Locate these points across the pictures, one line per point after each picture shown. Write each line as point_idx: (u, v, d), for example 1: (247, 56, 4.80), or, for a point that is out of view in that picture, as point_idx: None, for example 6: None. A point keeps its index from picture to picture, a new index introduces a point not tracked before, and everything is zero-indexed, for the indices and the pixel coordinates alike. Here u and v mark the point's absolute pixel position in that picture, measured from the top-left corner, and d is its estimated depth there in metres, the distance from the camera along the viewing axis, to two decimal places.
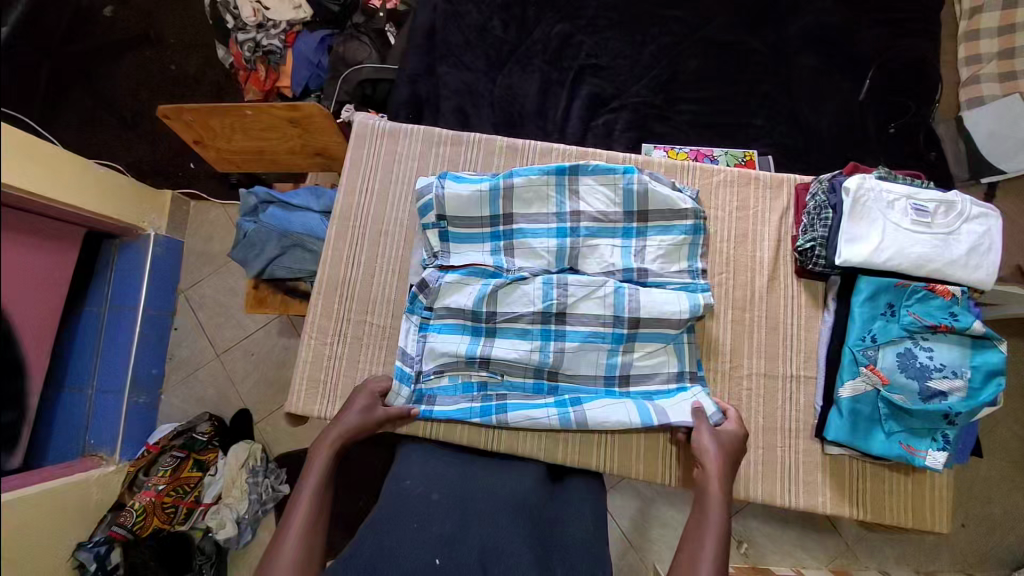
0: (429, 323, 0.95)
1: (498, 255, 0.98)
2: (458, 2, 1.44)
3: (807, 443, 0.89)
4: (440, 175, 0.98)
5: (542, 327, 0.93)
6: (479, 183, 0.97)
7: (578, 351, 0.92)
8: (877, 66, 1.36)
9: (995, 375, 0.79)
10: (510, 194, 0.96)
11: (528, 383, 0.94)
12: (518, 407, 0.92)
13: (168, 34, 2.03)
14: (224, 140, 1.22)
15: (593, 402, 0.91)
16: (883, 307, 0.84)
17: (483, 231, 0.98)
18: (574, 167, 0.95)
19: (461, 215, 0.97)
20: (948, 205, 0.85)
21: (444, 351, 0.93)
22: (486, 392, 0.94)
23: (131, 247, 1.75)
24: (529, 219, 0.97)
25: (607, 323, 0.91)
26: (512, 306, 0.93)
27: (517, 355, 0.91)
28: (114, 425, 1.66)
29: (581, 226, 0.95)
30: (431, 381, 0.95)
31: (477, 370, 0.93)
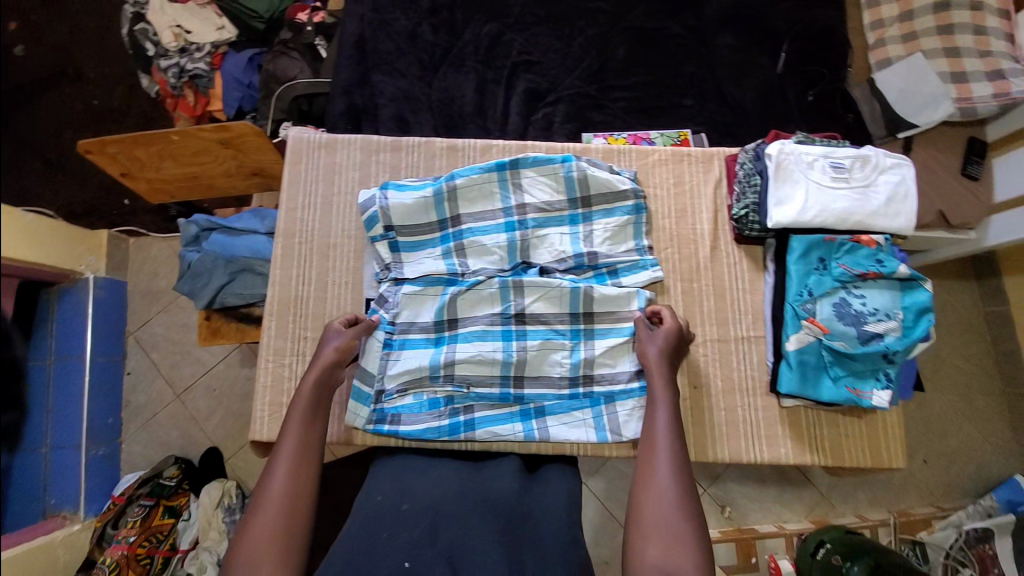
0: (392, 340, 0.94)
1: (450, 258, 0.98)
2: (384, 10, 1.43)
3: (764, 400, 0.93)
4: (380, 186, 0.98)
5: (503, 328, 0.93)
6: (422, 189, 0.97)
7: (540, 350, 0.92)
8: (791, 39, 1.44)
9: (925, 312, 0.84)
10: (455, 198, 0.97)
11: (494, 394, 0.92)
12: (485, 422, 0.91)
13: (87, 67, 1.94)
14: (154, 169, 1.17)
15: (555, 413, 0.93)
16: (815, 263, 0.89)
17: (433, 237, 0.98)
18: (514, 161, 0.97)
19: (409, 222, 0.97)
20: (863, 160, 0.91)
21: (410, 366, 0.92)
22: (453, 406, 0.92)
23: (70, 293, 1.64)
24: (477, 219, 0.98)
25: (564, 322, 0.93)
26: (474, 314, 0.94)
27: (482, 359, 0.91)
28: (74, 483, 1.57)
29: (529, 218, 0.97)
30: (394, 400, 0.93)
31: (442, 384, 0.92)
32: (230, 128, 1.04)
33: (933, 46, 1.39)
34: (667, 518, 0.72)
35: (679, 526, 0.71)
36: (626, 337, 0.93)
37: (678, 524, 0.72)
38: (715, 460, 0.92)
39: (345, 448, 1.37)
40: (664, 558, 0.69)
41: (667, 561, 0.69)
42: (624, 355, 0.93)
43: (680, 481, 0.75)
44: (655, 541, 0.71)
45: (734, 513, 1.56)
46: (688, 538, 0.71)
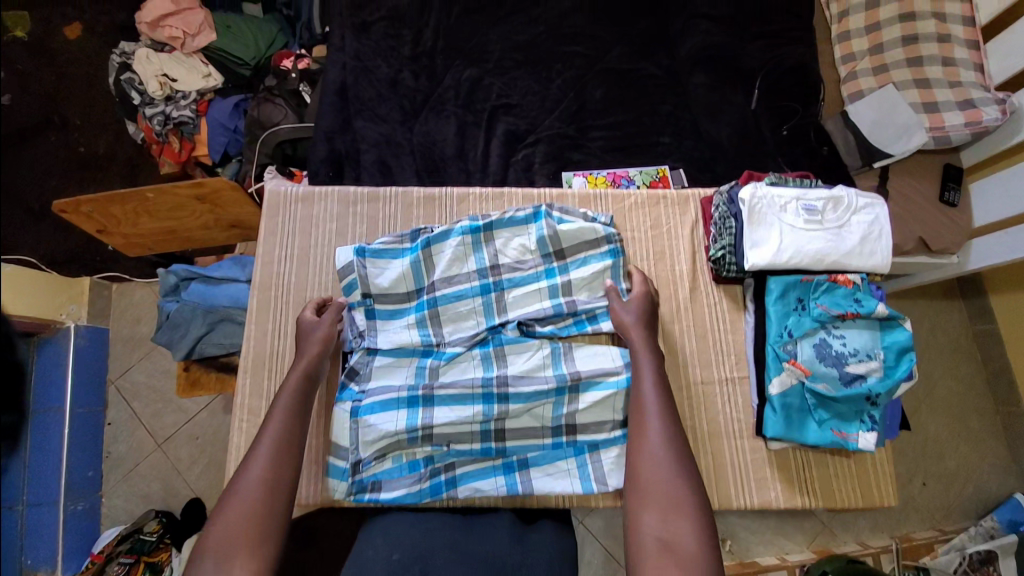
0: (359, 407, 0.89)
1: (424, 327, 0.97)
2: (367, 58, 1.46)
3: (751, 442, 0.92)
4: (358, 250, 0.97)
5: (484, 391, 0.90)
6: (400, 257, 0.99)
7: (521, 411, 0.90)
8: (763, 76, 1.48)
9: (905, 352, 0.85)
10: (433, 266, 0.99)
11: (475, 450, 0.89)
12: (467, 479, 0.90)
13: (73, 115, 1.94)
14: (130, 226, 1.18)
15: (540, 465, 0.91)
16: (794, 303, 0.89)
17: (408, 305, 0.98)
18: (488, 223, 0.99)
19: (385, 289, 0.97)
20: (837, 200, 0.92)
21: (383, 432, 0.87)
22: (434, 466, 0.90)
23: (49, 345, 1.63)
24: (450, 282, 0.98)
25: (550, 382, 0.90)
26: (454, 377, 0.93)
27: (462, 422, 0.88)
28: (50, 542, 1.54)
29: (503, 278, 0.99)
30: (373, 467, 0.89)
31: (420, 447, 0.88)
32: (204, 185, 1.05)
33: (903, 77, 1.43)
34: (660, 487, 0.73)
35: (673, 471, 0.75)
36: (614, 389, 0.90)
37: (673, 488, 0.73)
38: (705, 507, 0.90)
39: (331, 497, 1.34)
40: (661, 525, 0.70)
41: (664, 527, 0.69)
42: (611, 406, 0.90)
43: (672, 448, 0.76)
44: (652, 508, 0.72)
45: (735, 547, 1.52)
46: (687, 505, 0.72)
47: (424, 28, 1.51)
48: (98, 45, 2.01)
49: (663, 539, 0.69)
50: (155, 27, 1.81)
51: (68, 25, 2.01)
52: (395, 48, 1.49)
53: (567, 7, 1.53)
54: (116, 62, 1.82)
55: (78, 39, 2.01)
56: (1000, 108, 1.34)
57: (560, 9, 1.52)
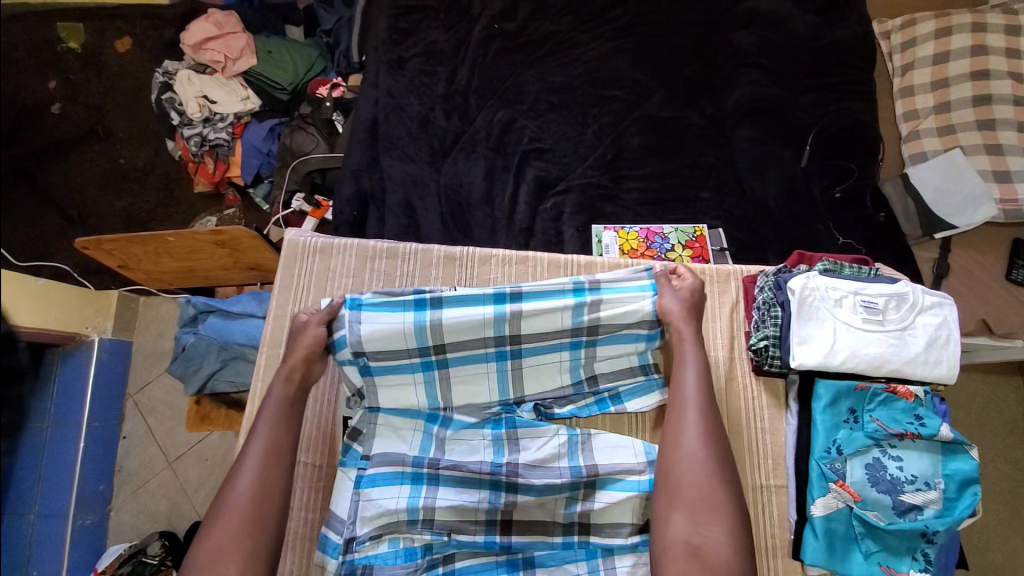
0: (363, 476, 0.86)
1: (432, 387, 0.93)
2: (399, 95, 1.44)
3: (785, 564, 0.82)
4: (352, 302, 0.92)
5: (492, 481, 0.85)
6: (398, 311, 0.91)
7: (533, 503, 0.84)
8: (816, 132, 1.38)
9: (969, 485, 0.75)
10: (440, 326, 0.91)
11: (478, 542, 0.83)
12: (466, 574, 0.81)
13: (119, 128, 1.99)
14: (151, 262, 1.21)
15: (546, 566, 0.82)
16: (845, 414, 0.79)
17: (412, 363, 0.92)
18: (516, 292, 0.92)
19: (384, 347, 0.91)
20: (900, 298, 0.82)
21: (383, 509, 0.83)
22: (432, 555, 0.83)
23: (74, 357, 1.65)
24: (463, 347, 0.93)
25: (564, 477, 0.85)
26: (459, 453, 0.89)
27: (467, 508, 0.84)
28: (56, 554, 1.54)
29: (523, 346, 0.93)
30: (367, 547, 0.83)
31: (420, 531, 0.83)
32: (225, 233, 1.09)
33: (972, 141, 1.30)
34: (694, 487, 0.75)
35: (709, 484, 0.75)
36: (636, 491, 0.84)
37: (709, 492, 0.75)
38: None
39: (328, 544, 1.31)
40: (691, 529, 0.73)
41: (694, 533, 0.73)
42: (630, 509, 0.84)
43: (709, 450, 0.77)
44: (682, 509, 0.75)
45: None
46: (720, 509, 0.74)
47: (459, 66, 1.48)
48: (148, 61, 2.07)
49: (691, 539, 0.73)
50: (198, 50, 1.84)
51: (121, 40, 2.07)
52: (428, 85, 1.45)
53: (608, 50, 1.47)
54: (159, 82, 1.86)
55: (130, 54, 2.07)
56: None
57: (601, 52, 1.47)
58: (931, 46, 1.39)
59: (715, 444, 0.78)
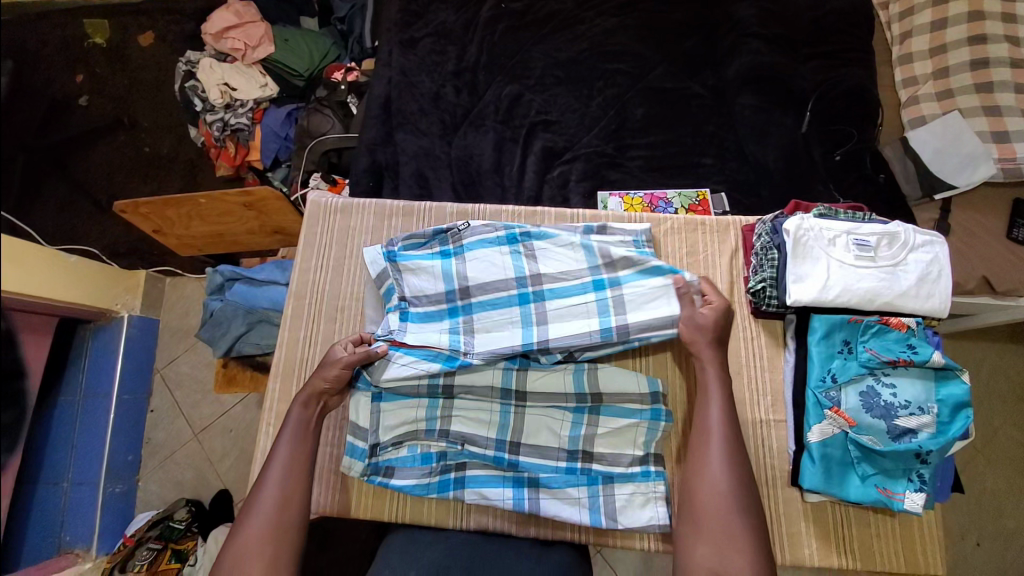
0: (382, 394, 0.94)
1: (456, 335, 0.98)
2: (411, 73, 1.50)
3: (785, 492, 0.87)
4: (390, 254, 1.02)
5: (503, 400, 0.94)
6: (431, 261, 1.01)
7: (540, 416, 0.93)
8: (816, 99, 1.41)
9: (963, 408, 0.78)
10: (463, 268, 1.01)
11: (488, 455, 0.91)
12: (476, 483, 0.91)
13: (143, 119, 2.06)
14: (183, 227, 1.31)
15: (549, 486, 0.90)
16: (839, 345, 0.84)
17: (441, 309, 1.00)
18: (525, 233, 1.01)
19: (420, 292, 1.01)
20: (892, 237, 0.87)
21: (404, 416, 0.93)
22: (445, 462, 0.92)
23: (104, 331, 1.71)
24: (487, 289, 0.99)
25: (569, 400, 0.93)
26: (470, 375, 0.94)
27: (481, 419, 0.93)
28: (88, 520, 1.58)
29: (545, 287, 0.98)
30: (388, 452, 0.93)
31: (435, 439, 0.92)
32: (253, 193, 1.18)
33: (970, 104, 1.32)
34: (718, 512, 0.77)
35: (729, 510, 0.77)
36: (636, 420, 0.91)
37: (729, 523, 0.76)
38: None
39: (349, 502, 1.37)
40: (714, 559, 0.74)
41: (716, 562, 0.74)
42: (631, 439, 0.91)
43: (734, 483, 0.78)
44: (706, 540, 0.76)
45: None
46: (744, 543, 0.74)
47: (468, 45, 1.54)
48: (169, 54, 2.14)
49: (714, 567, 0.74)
50: (219, 38, 1.92)
51: (143, 35, 2.16)
52: (439, 63, 1.51)
53: (611, 26, 1.51)
54: (183, 71, 1.95)
55: (151, 47, 2.15)
56: None
57: (604, 27, 1.51)
58: (929, 13, 1.41)
59: (741, 476, 0.80)
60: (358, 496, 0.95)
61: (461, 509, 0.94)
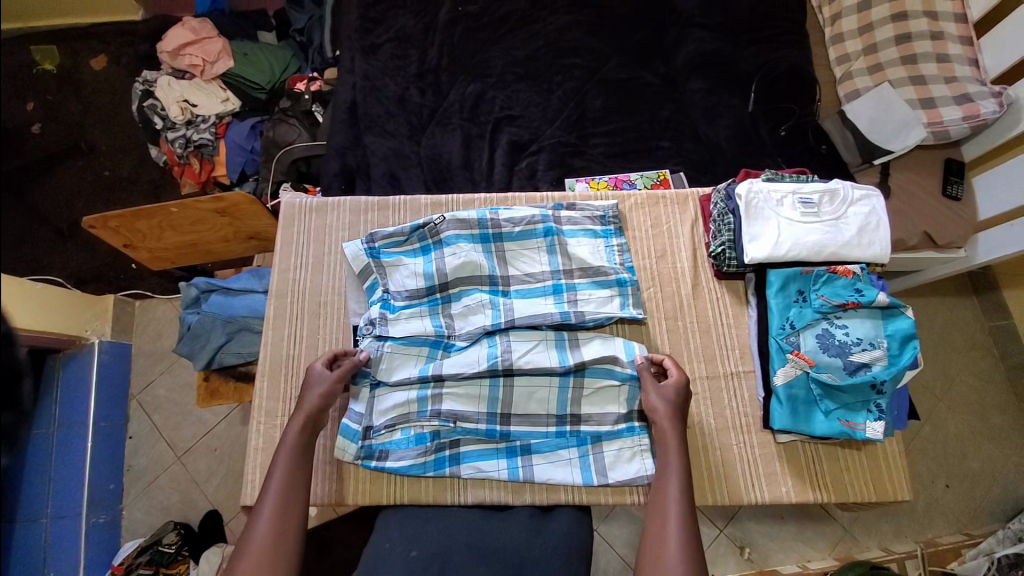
0: (378, 381, 0.98)
1: (437, 318, 1.02)
2: (375, 78, 1.53)
3: (760, 436, 0.95)
4: (371, 250, 1.04)
5: (491, 378, 0.97)
6: (411, 258, 1.06)
7: (527, 388, 0.97)
8: (759, 80, 1.52)
9: (909, 340, 0.87)
10: (442, 262, 1.04)
11: (480, 429, 0.96)
12: (470, 457, 0.96)
13: (100, 141, 1.99)
14: (155, 240, 1.33)
15: (541, 451, 0.97)
16: (795, 295, 0.92)
17: (421, 300, 1.03)
18: (497, 235, 1.06)
19: (402, 286, 1.03)
20: (832, 193, 0.96)
21: (396, 401, 0.96)
22: (439, 440, 0.97)
23: (75, 359, 1.62)
24: (462, 283, 1.03)
25: (554, 362, 0.96)
26: (458, 365, 0.97)
27: (469, 393, 0.96)
28: (72, 554, 1.50)
29: (512, 288, 1.05)
30: (382, 436, 0.96)
31: (428, 420, 0.95)
32: (225, 199, 1.20)
33: (898, 75, 1.44)
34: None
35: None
36: (619, 382, 0.97)
37: None
38: (714, 503, 0.93)
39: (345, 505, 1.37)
40: None
41: None
42: (614, 397, 0.97)
43: (688, 558, 0.73)
44: None
45: (754, 554, 1.48)
46: None
47: (429, 48, 1.58)
48: (124, 77, 2.08)
49: None
50: (176, 56, 1.90)
51: (95, 57, 2.09)
52: (402, 67, 1.55)
53: (565, 23, 1.58)
54: (140, 90, 1.91)
55: (105, 70, 2.09)
56: (999, 100, 1.33)
57: (559, 25, 1.58)
58: None
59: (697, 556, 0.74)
60: (356, 482, 0.99)
61: (457, 485, 0.97)
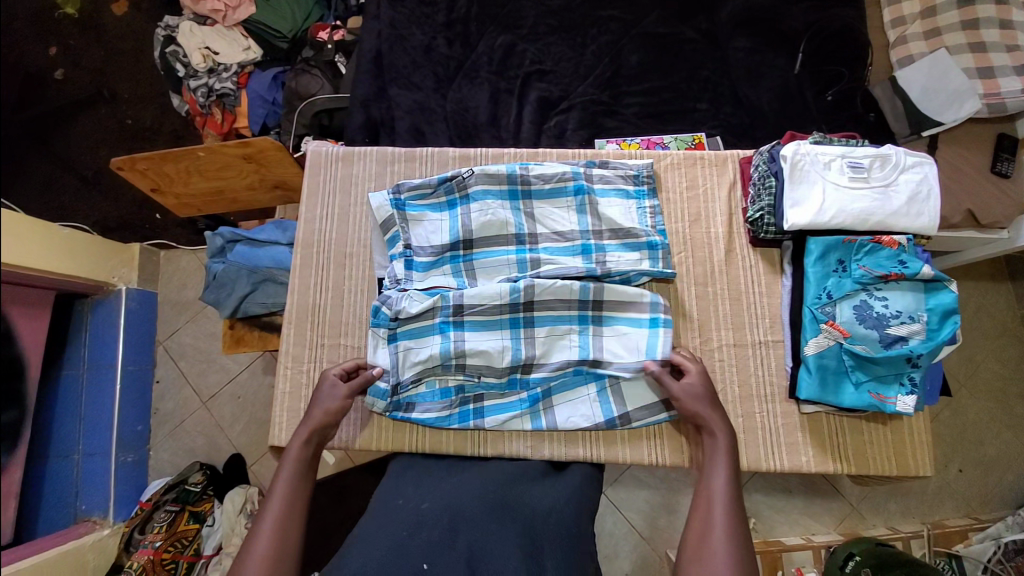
0: (397, 333, 0.98)
1: (460, 276, 1.03)
2: (401, 26, 1.47)
3: (784, 406, 0.96)
4: (397, 202, 1.04)
5: (511, 316, 0.98)
6: (439, 211, 1.05)
7: (549, 337, 0.98)
8: (807, 40, 1.43)
9: (951, 315, 0.86)
10: (468, 218, 1.03)
11: (503, 383, 0.98)
12: (494, 411, 0.99)
13: (123, 90, 1.95)
14: (181, 185, 1.33)
15: (561, 393, 1.00)
16: (834, 265, 0.91)
17: (444, 256, 1.03)
18: (527, 193, 1.04)
19: (425, 242, 1.04)
20: (884, 159, 0.93)
21: (419, 354, 0.97)
22: (464, 395, 0.99)
23: (104, 305, 1.65)
24: (487, 241, 1.03)
25: (573, 309, 0.99)
26: (478, 299, 0.97)
27: (491, 351, 0.96)
28: (103, 488, 1.57)
29: (540, 247, 1.03)
30: (409, 391, 0.99)
31: (454, 375, 0.98)
32: (252, 144, 1.19)
33: (958, 42, 1.32)
34: None
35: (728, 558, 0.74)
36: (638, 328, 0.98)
37: None
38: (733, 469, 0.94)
39: (363, 455, 1.41)
40: None
41: None
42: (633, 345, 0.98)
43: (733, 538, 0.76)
44: None
45: (759, 524, 1.50)
46: None
47: None
48: (146, 20, 2.04)
49: None
50: (198, 1, 1.85)
51: (115, 1, 2.02)
52: (429, 15, 1.48)
53: None
54: (162, 36, 1.86)
55: (126, 16, 2.02)
56: None
57: None
58: None
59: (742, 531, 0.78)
60: (380, 430, 1.01)
61: (479, 438, 1.00)
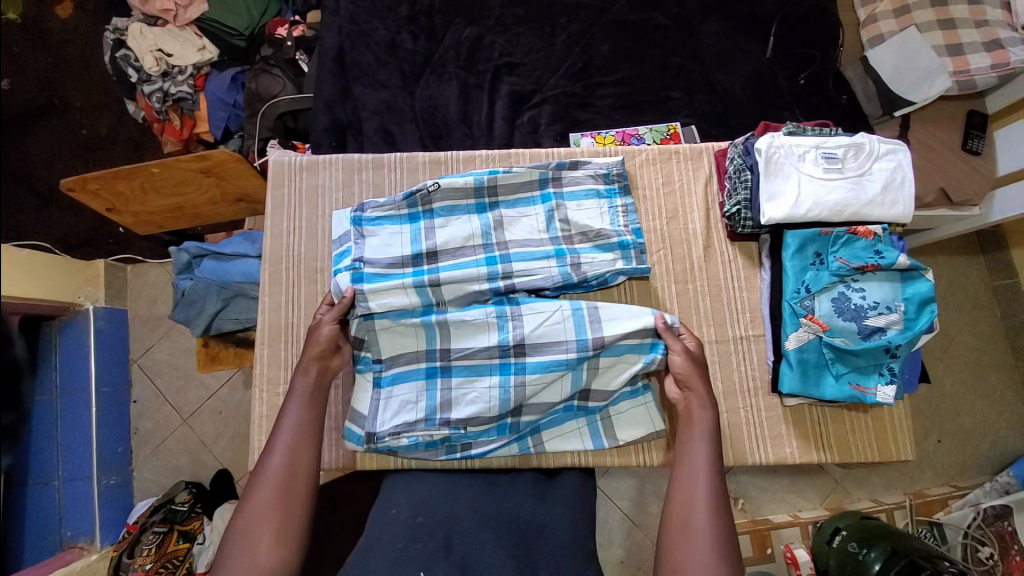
0: (383, 376, 0.97)
1: (423, 290, 0.96)
2: (362, 20, 1.40)
3: (767, 399, 0.96)
4: (356, 220, 1.01)
5: (501, 362, 0.95)
6: (400, 224, 1.01)
7: (539, 380, 0.93)
8: (778, 23, 1.41)
9: (927, 304, 0.87)
10: (432, 230, 1.00)
11: (490, 428, 0.96)
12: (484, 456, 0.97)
13: (74, 97, 1.84)
14: (138, 203, 1.27)
15: (550, 428, 0.99)
16: (811, 258, 0.91)
17: (404, 270, 0.97)
18: (494, 202, 1.02)
19: (381, 254, 0.98)
20: (858, 147, 0.92)
21: (403, 401, 0.95)
22: (451, 443, 0.97)
23: (71, 327, 1.58)
24: (453, 255, 0.99)
25: (563, 304, 0.96)
26: (466, 342, 0.96)
27: (477, 398, 0.94)
28: (88, 513, 1.53)
29: (509, 252, 1.00)
30: (389, 442, 0.95)
31: (438, 429, 0.94)
32: (208, 157, 1.14)
33: (926, 19, 1.31)
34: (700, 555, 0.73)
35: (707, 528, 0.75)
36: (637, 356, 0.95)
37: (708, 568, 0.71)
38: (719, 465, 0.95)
39: None
40: None
41: None
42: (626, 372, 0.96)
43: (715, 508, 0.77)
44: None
45: (747, 505, 1.53)
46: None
47: None
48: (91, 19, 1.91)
49: None
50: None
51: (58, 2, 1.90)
52: (391, 8, 1.41)
53: None
54: (111, 39, 1.75)
55: (71, 18, 1.89)
56: None
57: None
58: None
59: (721, 498, 0.79)
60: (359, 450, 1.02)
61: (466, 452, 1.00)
